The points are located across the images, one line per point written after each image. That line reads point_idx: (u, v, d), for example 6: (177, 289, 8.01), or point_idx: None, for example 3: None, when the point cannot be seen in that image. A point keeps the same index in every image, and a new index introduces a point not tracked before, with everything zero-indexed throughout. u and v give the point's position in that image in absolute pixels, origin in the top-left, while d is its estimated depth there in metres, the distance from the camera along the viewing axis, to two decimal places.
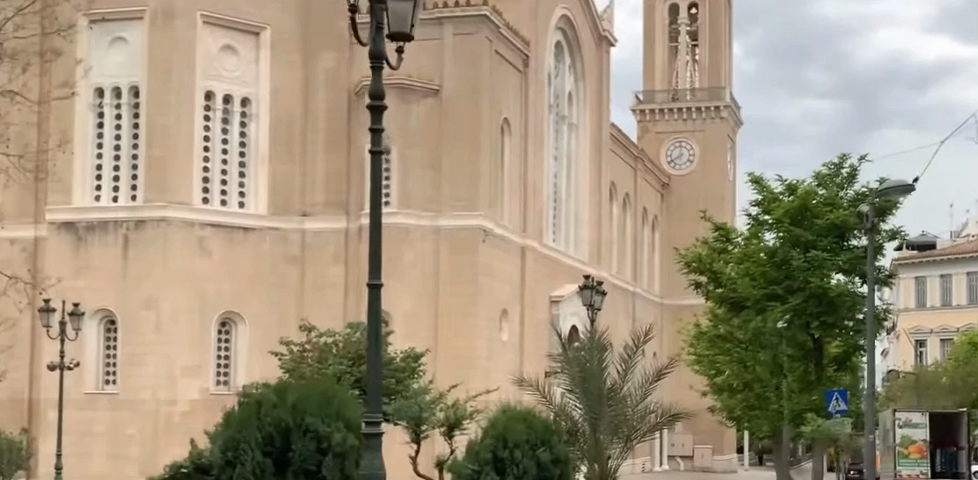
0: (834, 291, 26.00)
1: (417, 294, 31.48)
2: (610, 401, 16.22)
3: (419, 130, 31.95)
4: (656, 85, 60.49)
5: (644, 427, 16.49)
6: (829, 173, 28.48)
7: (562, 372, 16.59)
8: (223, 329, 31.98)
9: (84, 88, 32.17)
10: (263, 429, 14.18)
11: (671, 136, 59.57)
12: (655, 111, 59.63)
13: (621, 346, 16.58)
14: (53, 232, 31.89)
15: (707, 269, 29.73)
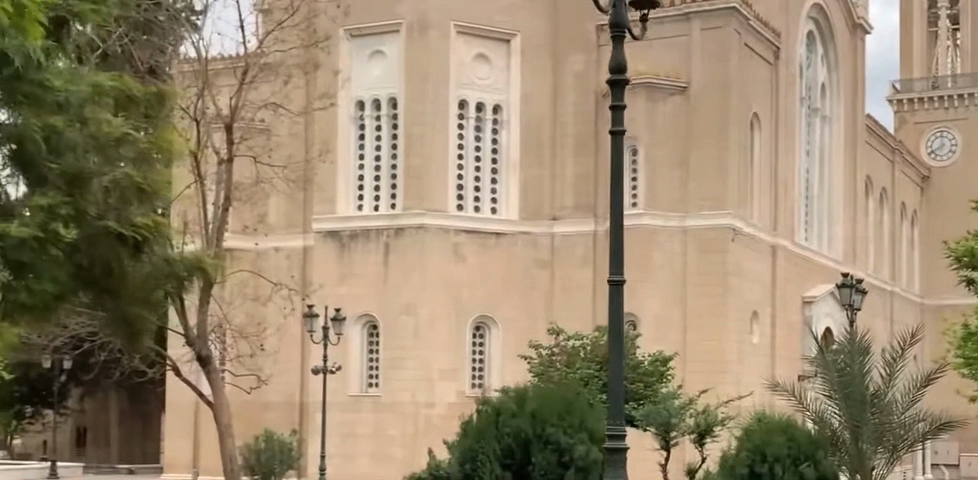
0: None
1: (667, 296, 31.23)
2: (873, 408, 15.56)
3: (668, 128, 31.70)
4: (913, 73, 58.25)
5: (911, 437, 15.69)
6: None
7: (819, 377, 16.02)
8: (478, 333, 32.64)
9: (346, 101, 33.39)
10: (502, 440, 14.91)
11: (932, 126, 57.09)
12: (914, 101, 57.55)
13: (886, 348, 15.85)
14: (320, 241, 33.29)
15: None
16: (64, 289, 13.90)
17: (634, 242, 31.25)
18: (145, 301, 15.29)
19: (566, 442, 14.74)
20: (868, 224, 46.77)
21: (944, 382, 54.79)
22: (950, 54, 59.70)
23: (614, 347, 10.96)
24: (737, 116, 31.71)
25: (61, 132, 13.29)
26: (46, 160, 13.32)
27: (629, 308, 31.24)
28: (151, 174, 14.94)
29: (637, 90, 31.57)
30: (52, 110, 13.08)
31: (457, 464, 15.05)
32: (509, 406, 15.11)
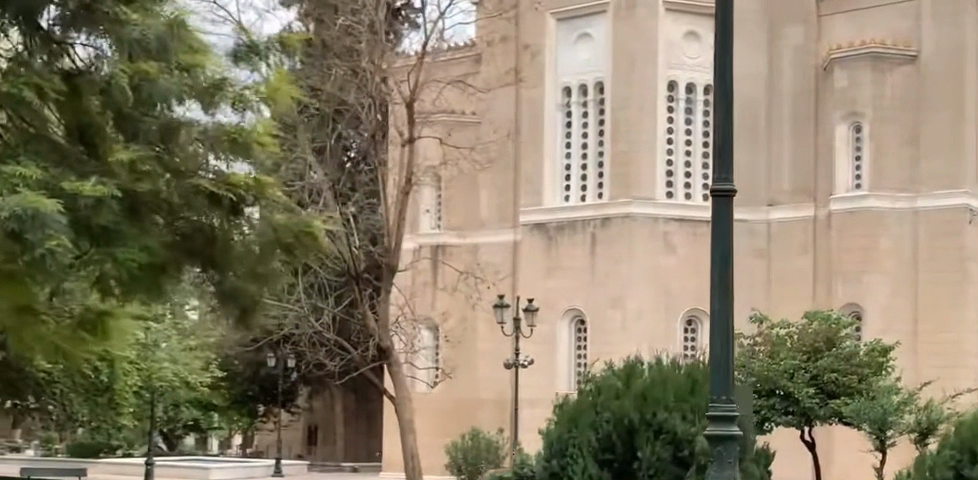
0: None
1: (896, 284, 28.59)
2: None
3: (895, 101, 28.96)
4: None
5: None
6: None
7: None
8: (688, 328, 30.65)
9: (552, 88, 31.84)
10: (601, 430, 13.35)
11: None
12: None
13: None
14: (527, 233, 31.82)
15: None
16: (159, 258, 14.53)
17: (858, 226, 28.76)
18: (257, 275, 15.95)
19: (686, 421, 13.02)
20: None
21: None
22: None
23: (717, 275, 9.35)
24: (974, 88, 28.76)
25: (153, 79, 15.05)
26: (142, 112, 15.30)
27: (854, 298, 28.75)
28: (251, 126, 15.91)
29: (862, 61, 28.93)
30: (133, 47, 14.90)
31: (546, 460, 13.74)
32: (618, 385, 13.57)
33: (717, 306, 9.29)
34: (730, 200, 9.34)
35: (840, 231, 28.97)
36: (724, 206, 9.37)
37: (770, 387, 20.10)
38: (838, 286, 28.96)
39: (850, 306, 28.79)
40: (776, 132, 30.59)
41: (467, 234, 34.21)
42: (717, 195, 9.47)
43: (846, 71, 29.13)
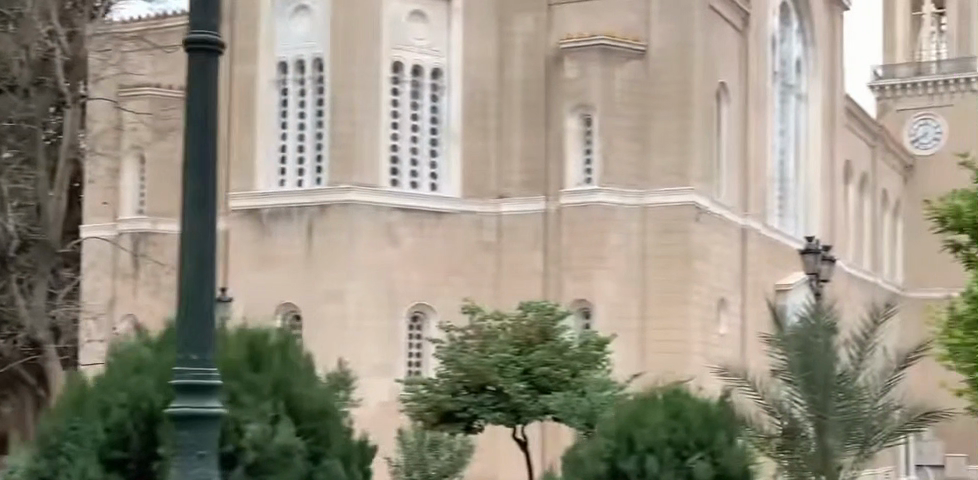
0: None
1: (625, 280, 27.76)
2: (841, 396, 13.07)
3: (624, 95, 28.09)
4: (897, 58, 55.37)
5: (882, 432, 13.23)
6: None
7: (784, 368, 13.29)
8: (414, 324, 28.08)
9: (266, 64, 28.67)
10: (116, 408, 10.79)
11: (914, 113, 54.31)
12: (897, 87, 54.83)
13: (859, 326, 13.40)
14: (236, 222, 28.55)
15: (968, 225, 24.36)
16: None
17: (586, 221, 27.78)
18: None
19: (236, 408, 10.65)
20: (861, 218, 42.67)
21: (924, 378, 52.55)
22: (934, 39, 57.41)
23: (191, 189, 8.01)
24: (701, 84, 28.42)
25: None
26: None
27: (585, 295, 27.77)
28: None
29: (591, 52, 27.86)
30: None
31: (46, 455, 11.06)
32: (145, 356, 11.26)
33: (197, 209, 8.01)
34: (205, 68, 8.08)
35: (571, 226, 27.96)
36: (201, 82, 8.09)
37: (480, 382, 19.15)
38: (566, 280, 27.98)
39: (579, 302, 27.82)
40: (505, 122, 29.22)
41: (161, 223, 31.03)
42: (191, 60, 8.14)
43: (574, 63, 28.08)
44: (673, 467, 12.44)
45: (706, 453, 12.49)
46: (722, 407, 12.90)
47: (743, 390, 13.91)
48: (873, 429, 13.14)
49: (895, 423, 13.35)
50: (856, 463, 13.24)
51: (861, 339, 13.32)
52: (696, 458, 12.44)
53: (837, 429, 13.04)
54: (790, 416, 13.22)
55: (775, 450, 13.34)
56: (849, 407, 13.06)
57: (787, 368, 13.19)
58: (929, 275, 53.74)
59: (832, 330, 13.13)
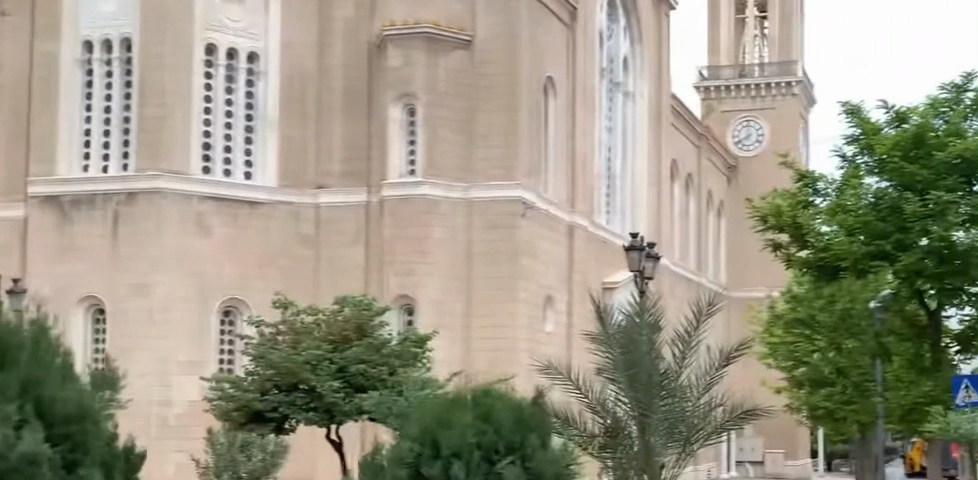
0: (961, 246, 21.55)
1: (448, 276, 27.10)
2: (664, 394, 12.57)
3: (448, 86, 27.42)
4: (721, 60, 56.27)
5: (705, 430, 12.77)
6: (947, 99, 23.42)
7: (606, 365, 12.72)
8: (226, 320, 26.72)
9: (70, 42, 27.07)
10: None
11: (738, 115, 55.20)
12: (721, 89, 55.36)
13: (683, 321, 12.89)
14: (34, 208, 26.70)
15: (788, 224, 24.47)
16: None
17: (408, 215, 26.91)
18: None
19: None
20: (686, 218, 42.97)
21: (745, 376, 53.32)
22: (756, 42, 58.23)
23: None
24: (527, 75, 27.98)
25: None
26: None
27: (408, 290, 26.90)
28: None
29: (414, 40, 27.25)
30: None
31: None
32: None
33: None
34: None
35: (393, 219, 27.03)
36: None
37: (292, 381, 18.57)
38: (389, 275, 27.03)
39: (402, 298, 26.95)
40: (324, 110, 28.33)
41: None
42: None
43: (396, 52, 27.33)
44: (480, 470, 12.73)
45: (515, 457, 12.81)
46: (533, 407, 13.11)
47: (561, 387, 13.40)
48: (694, 427, 12.65)
49: (716, 421, 12.87)
50: (679, 463, 12.70)
51: (684, 335, 12.77)
52: (505, 462, 12.74)
53: (658, 427, 12.55)
54: (612, 415, 12.70)
55: (597, 450, 12.80)
56: (671, 405, 12.57)
57: (608, 366, 12.67)
58: (751, 276, 54.68)
59: (656, 326, 12.63)
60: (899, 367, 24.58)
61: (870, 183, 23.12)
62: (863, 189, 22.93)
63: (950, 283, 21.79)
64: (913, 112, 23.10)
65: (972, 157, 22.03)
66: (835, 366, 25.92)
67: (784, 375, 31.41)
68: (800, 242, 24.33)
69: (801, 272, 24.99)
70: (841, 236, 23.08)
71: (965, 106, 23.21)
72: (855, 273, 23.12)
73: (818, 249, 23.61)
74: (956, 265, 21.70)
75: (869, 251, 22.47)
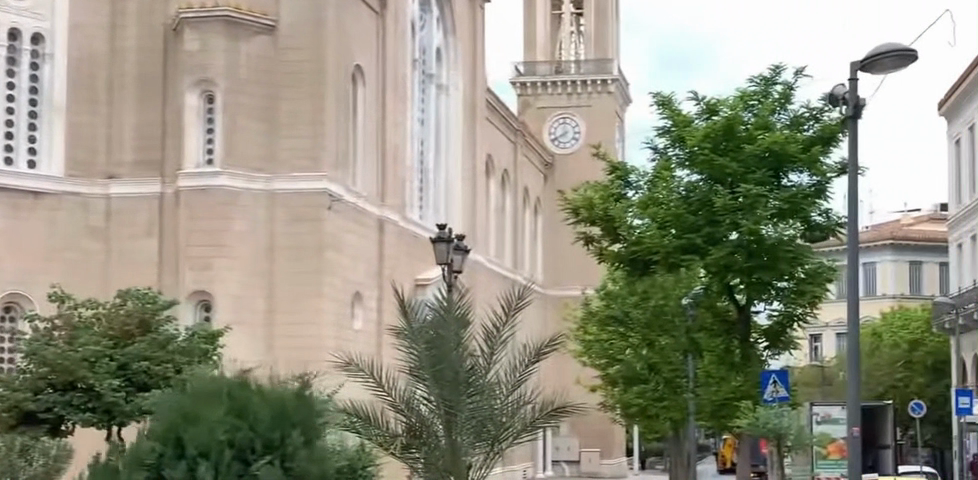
0: (769, 242, 21.50)
1: (249, 271, 25.92)
2: (470, 390, 12.04)
3: (249, 72, 26.16)
4: (537, 56, 55.94)
5: (514, 428, 12.26)
6: (755, 93, 23.23)
7: (412, 362, 12.15)
8: (6, 315, 25.21)
9: None
10: None
11: (553, 113, 55.28)
12: (537, 85, 55.42)
13: (494, 316, 12.36)
14: None
15: (600, 217, 24.00)
16: None
17: (205, 207, 25.55)
18: None
19: None
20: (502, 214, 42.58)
21: (562, 370, 53.68)
22: (572, 39, 58.73)
23: None
24: (335, 62, 26.93)
25: None
26: None
27: (204, 286, 25.52)
28: None
29: (214, 23, 25.83)
30: None
31: None
32: None
33: None
34: None
35: (187, 211, 25.64)
36: None
37: (68, 379, 18.57)
38: (185, 270, 25.61)
39: (200, 294, 25.55)
40: (115, 96, 26.76)
41: None
42: None
43: (195, 36, 25.92)
44: (232, 473, 10.20)
45: (273, 457, 10.39)
46: (299, 397, 10.78)
47: (365, 383, 12.74)
48: (502, 424, 12.14)
49: (526, 419, 12.35)
50: (487, 462, 12.23)
51: (492, 331, 12.30)
52: (261, 463, 10.29)
53: (465, 426, 12.05)
54: (416, 414, 12.17)
55: (400, 450, 12.28)
56: (478, 402, 12.05)
57: (413, 363, 12.10)
58: (566, 274, 54.61)
59: (463, 322, 12.08)
60: (709, 363, 24.26)
61: (681, 175, 22.79)
62: (674, 182, 22.61)
63: (759, 277, 21.72)
64: (723, 105, 22.88)
65: (780, 151, 21.88)
66: (648, 363, 25.77)
67: (597, 372, 31.19)
68: (612, 236, 23.83)
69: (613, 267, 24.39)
70: (653, 229, 22.76)
71: (774, 99, 23.10)
72: (666, 267, 22.80)
73: (630, 242, 23.16)
74: (763, 259, 21.67)
75: (680, 245, 22.20)
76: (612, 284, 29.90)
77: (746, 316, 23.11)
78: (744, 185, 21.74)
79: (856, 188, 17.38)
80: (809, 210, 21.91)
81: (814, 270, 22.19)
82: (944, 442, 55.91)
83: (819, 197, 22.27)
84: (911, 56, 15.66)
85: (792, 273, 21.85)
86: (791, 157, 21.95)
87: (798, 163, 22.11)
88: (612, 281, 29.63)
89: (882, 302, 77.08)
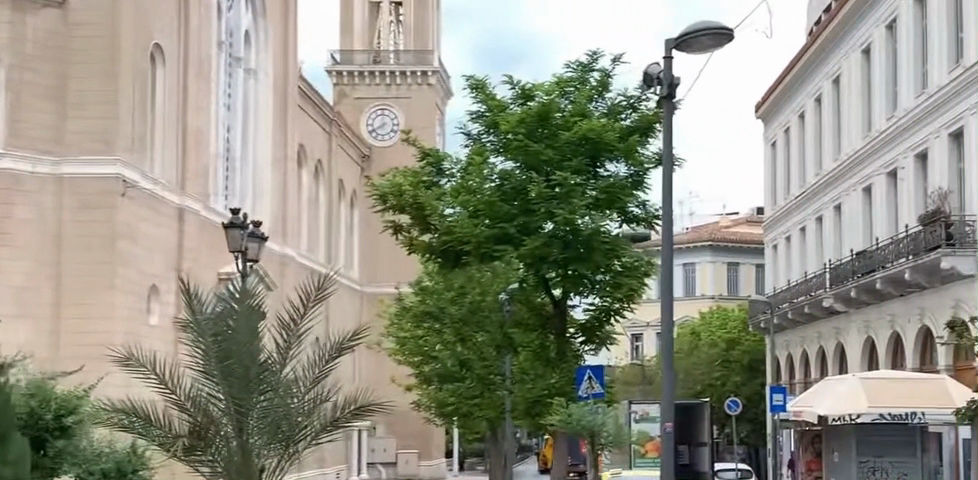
0: (585, 232, 20.56)
1: (33, 259, 26.26)
2: (263, 388, 11.81)
3: (39, 51, 26.67)
4: (355, 44, 60.29)
5: (310, 428, 12.14)
6: (572, 79, 22.45)
7: (199, 358, 11.76)
8: None
9: None
10: None
11: (372, 103, 59.85)
12: (354, 75, 59.76)
13: (292, 306, 12.21)
14: None
15: (409, 204, 22.84)
16: None
17: None
18: None
19: None
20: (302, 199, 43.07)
21: (376, 357, 57.97)
22: (391, 29, 62.16)
23: None
24: (129, 42, 27.40)
25: None
26: None
27: None
28: None
29: None
30: None
31: None
32: None
33: None
34: None
35: None
36: None
37: None
38: None
39: None
40: None
41: None
42: None
43: None
44: None
45: None
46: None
47: (146, 379, 12.25)
48: (298, 423, 11.99)
49: (325, 417, 12.29)
50: (280, 463, 12.07)
51: (289, 324, 12.25)
52: None
53: (256, 425, 11.83)
54: (204, 413, 11.82)
55: (183, 453, 11.91)
56: (272, 399, 11.84)
57: (200, 359, 11.74)
58: (382, 271, 56.66)
59: (257, 316, 11.73)
60: (523, 359, 23.12)
61: (495, 162, 21.74)
62: (487, 169, 21.50)
63: (575, 270, 20.84)
64: (539, 90, 22.00)
65: (597, 138, 21.05)
66: (458, 359, 24.69)
67: (409, 371, 30.54)
68: (422, 225, 22.78)
69: (423, 260, 23.24)
70: (464, 219, 21.67)
71: (591, 87, 22.31)
72: (477, 259, 21.71)
73: (441, 233, 22.00)
74: (580, 251, 20.79)
75: (493, 234, 21.13)
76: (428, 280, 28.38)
77: (562, 310, 22.08)
78: (560, 172, 20.83)
79: (672, 180, 16.67)
80: (626, 201, 21.14)
81: (632, 263, 21.53)
82: (758, 440, 56.45)
83: (636, 189, 21.55)
84: (730, 35, 14.63)
85: (608, 265, 21.05)
86: (608, 146, 21.16)
87: (617, 151, 21.27)
88: (427, 274, 28.35)
89: (701, 303, 77.95)
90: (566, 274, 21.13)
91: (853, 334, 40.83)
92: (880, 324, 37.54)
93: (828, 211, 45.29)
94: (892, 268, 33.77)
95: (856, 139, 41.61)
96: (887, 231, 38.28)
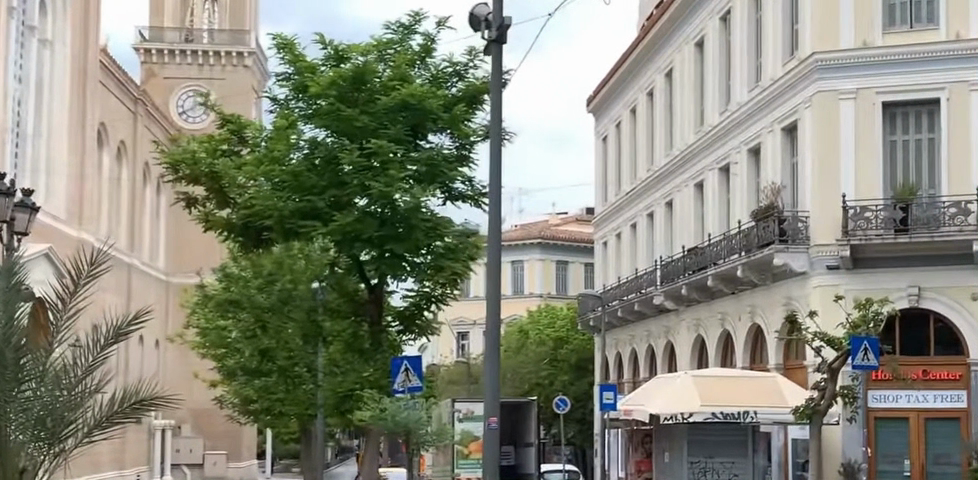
0: (404, 207, 18.50)
1: None
2: (20, 369, 8.41)
3: None
4: (166, 21, 58.93)
5: (90, 423, 8.69)
6: (392, 43, 20.38)
7: None
8: None
9: None
10: None
11: (181, 84, 58.04)
12: (163, 53, 57.81)
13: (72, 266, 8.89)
14: None
15: (204, 175, 20.47)
16: None
17: None
18: None
19: None
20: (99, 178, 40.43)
21: (182, 355, 55.57)
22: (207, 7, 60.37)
23: None
24: None
25: None
26: None
27: None
28: None
29: None
30: None
31: None
32: None
33: None
34: None
35: None
36: None
37: None
38: None
39: None
40: None
41: None
42: None
43: None
44: None
45: None
46: None
47: None
48: (70, 421, 8.58)
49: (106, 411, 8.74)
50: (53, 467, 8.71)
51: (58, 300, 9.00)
52: None
53: (15, 420, 8.46)
54: None
55: None
56: (39, 389, 8.49)
57: None
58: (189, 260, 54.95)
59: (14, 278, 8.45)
60: (334, 350, 20.97)
61: (304, 130, 19.55)
62: (294, 137, 19.31)
63: (391, 250, 18.79)
64: (354, 51, 19.90)
65: (418, 105, 19.07)
66: (258, 349, 21.87)
67: (212, 367, 28.14)
68: (220, 199, 20.41)
69: (221, 239, 20.87)
70: (266, 190, 19.39)
71: (413, 52, 20.28)
72: (281, 236, 19.43)
73: (240, 207, 19.62)
74: (397, 229, 18.75)
75: (299, 208, 19.03)
76: (232, 265, 25.98)
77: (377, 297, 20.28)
78: (376, 140, 18.77)
79: (500, 154, 14.81)
80: (450, 176, 19.26)
81: (454, 244, 19.42)
82: (585, 442, 55.36)
83: (462, 164, 19.60)
84: None
85: (429, 245, 19.03)
86: (431, 116, 19.18)
87: (439, 120, 19.24)
88: (231, 261, 25.82)
89: (530, 301, 76.67)
90: (382, 255, 19.03)
91: (683, 333, 39.79)
92: (710, 322, 36.54)
93: (660, 207, 44.30)
94: (724, 264, 32.70)
95: (688, 134, 40.66)
96: (718, 227, 37.31)
